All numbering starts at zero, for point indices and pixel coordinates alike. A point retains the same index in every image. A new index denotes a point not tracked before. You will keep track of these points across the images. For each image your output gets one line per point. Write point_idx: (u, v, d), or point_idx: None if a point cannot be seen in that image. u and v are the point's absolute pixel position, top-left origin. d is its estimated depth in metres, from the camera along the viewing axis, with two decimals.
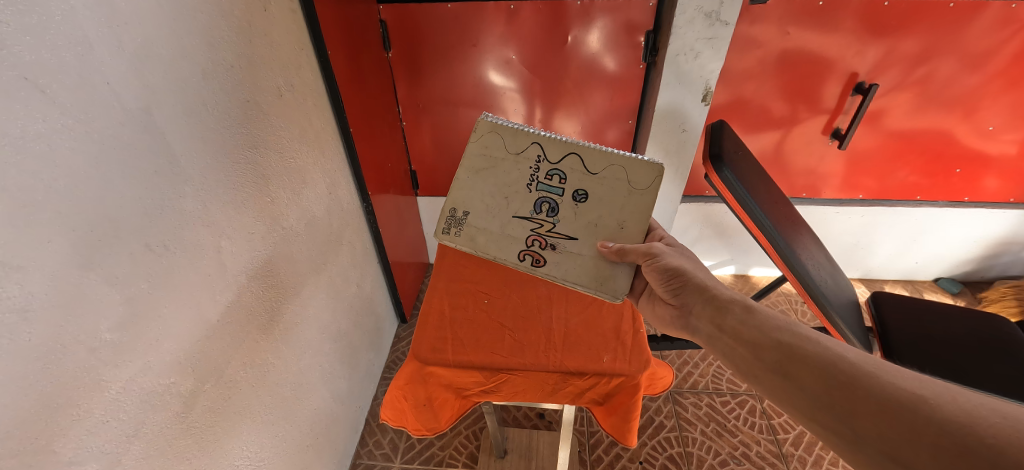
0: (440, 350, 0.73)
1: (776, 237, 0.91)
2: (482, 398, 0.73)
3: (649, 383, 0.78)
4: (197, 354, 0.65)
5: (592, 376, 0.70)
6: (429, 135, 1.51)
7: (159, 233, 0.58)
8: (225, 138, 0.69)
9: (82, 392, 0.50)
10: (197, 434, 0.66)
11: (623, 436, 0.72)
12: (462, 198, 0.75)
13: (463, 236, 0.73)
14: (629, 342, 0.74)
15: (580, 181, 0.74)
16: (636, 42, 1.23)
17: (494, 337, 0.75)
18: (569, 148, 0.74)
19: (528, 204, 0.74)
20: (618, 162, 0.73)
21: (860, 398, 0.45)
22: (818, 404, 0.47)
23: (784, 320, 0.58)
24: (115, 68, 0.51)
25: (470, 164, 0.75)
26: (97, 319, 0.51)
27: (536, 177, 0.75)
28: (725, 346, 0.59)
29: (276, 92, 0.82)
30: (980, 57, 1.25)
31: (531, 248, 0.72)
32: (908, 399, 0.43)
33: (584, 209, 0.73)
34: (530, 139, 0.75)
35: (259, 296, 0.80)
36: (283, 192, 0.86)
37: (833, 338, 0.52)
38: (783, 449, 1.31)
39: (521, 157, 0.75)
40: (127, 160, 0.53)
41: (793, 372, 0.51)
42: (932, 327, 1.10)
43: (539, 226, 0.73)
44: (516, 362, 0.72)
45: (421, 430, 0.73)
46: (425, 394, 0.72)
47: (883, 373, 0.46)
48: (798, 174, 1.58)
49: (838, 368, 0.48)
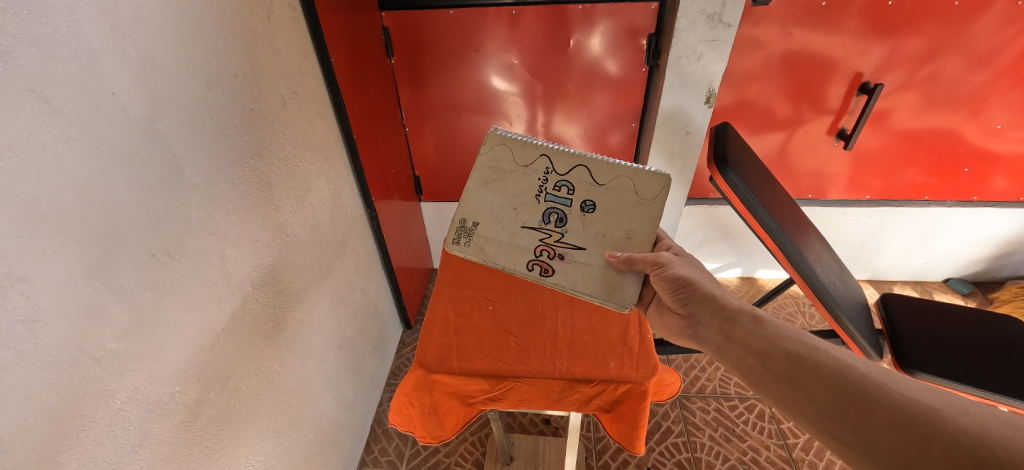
0: (446, 357, 0.72)
1: (784, 239, 0.90)
2: (488, 406, 0.71)
3: (657, 389, 0.77)
4: (202, 362, 0.65)
5: (599, 383, 0.70)
6: (432, 140, 1.51)
7: (164, 242, 0.58)
8: (229, 147, 0.69)
9: (87, 402, 0.50)
10: (202, 442, 0.66)
11: (630, 444, 0.69)
12: (471, 208, 0.75)
13: (472, 245, 0.73)
14: (636, 348, 0.73)
15: (588, 192, 0.73)
16: (638, 46, 1.23)
17: (499, 344, 0.75)
18: (577, 159, 0.74)
19: (537, 214, 0.74)
20: (624, 174, 0.73)
21: (870, 409, 0.44)
22: (827, 414, 0.47)
23: (793, 330, 0.57)
24: (120, 79, 0.51)
25: (479, 176, 0.75)
26: (103, 328, 0.51)
27: (544, 187, 0.74)
28: (734, 356, 0.58)
29: (280, 100, 0.82)
30: (986, 56, 1.24)
31: (539, 258, 0.72)
32: (919, 410, 0.42)
33: (592, 220, 0.72)
34: (538, 152, 0.75)
35: (264, 304, 0.80)
36: (288, 199, 0.86)
37: (842, 348, 0.51)
38: (793, 454, 1.29)
39: (530, 169, 0.75)
40: (133, 170, 0.53)
41: (802, 382, 0.50)
42: (944, 330, 1.09)
43: (548, 236, 0.73)
44: (523, 369, 0.71)
45: (426, 438, 0.71)
46: (430, 402, 0.71)
47: (893, 384, 0.45)
48: (804, 175, 1.56)
49: (847, 379, 0.47)
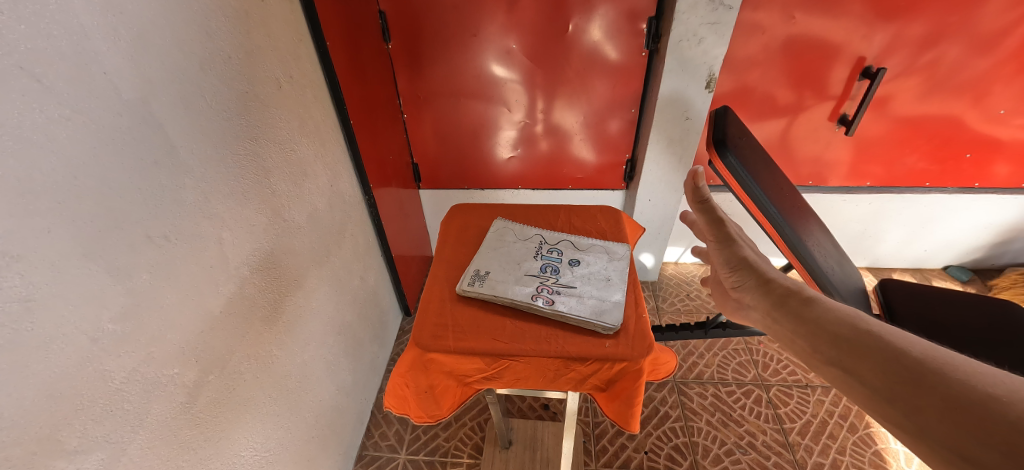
0: (440, 336, 0.67)
1: (783, 224, 0.89)
2: (483, 384, 0.71)
3: (652, 369, 0.76)
4: (200, 345, 0.66)
5: (595, 361, 0.65)
6: (431, 127, 1.50)
7: (160, 224, 0.58)
8: (224, 131, 0.69)
9: (86, 382, 0.50)
10: (202, 424, 0.66)
11: (626, 422, 0.71)
12: (482, 261, 0.77)
13: (486, 285, 0.72)
14: (634, 326, 0.68)
15: (576, 253, 0.79)
16: (638, 30, 1.22)
17: (493, 322, 0.68)
18: (563, 235, 0.84)
19: (534, 265, 0.76)
20: (603, 244, 0.82)
21: (926, 394, 0.37)
22: (880, 400, 0.40)
23: (849, 309, 0.48)
24: (111, 58, 0.51)
25: (489, 243, 0.81)
26: (99, 309, 0.51)
27: (540, 250, 0.80)
28: (786, 338, 0.52)
29: (275, 83, 0.81)
30: (991, 40, 1.22)
31: (540, 292, 0.70)
32: (981, 395, 0.34)
33: (581, 269, 0.76)
34: (534, 230, 0.84)
35: (262, 288, 0.80)
36: (284, 185, 0.86)
37: (902, 329, 0.43)
38: (790, 438, 1.30)
39: (526, 240, 0.82)
40: (126, 150, 0.53)
41: (850, 365, 0.43)
42: (946, 315, 1.08)
43: (544, 279, 0.73)
44: (517, 348, 0.65)
45: (423, 418, 0.73)
46: (426, 382, 0.70)
47: (955, 368, 0.37)
48: (804, 162, 1.55)
49: (900, 361, 0.40)
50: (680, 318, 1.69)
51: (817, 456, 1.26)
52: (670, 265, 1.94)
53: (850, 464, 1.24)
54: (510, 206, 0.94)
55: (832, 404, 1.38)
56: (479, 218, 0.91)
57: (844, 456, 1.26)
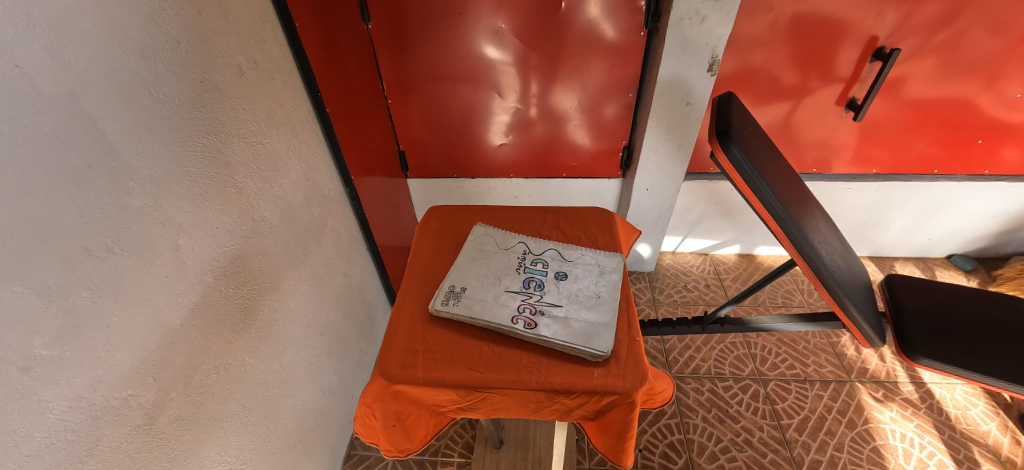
0: (409, 365, 0.62)
1: (788, 221, 0.83)
2: (459, 415, 0.67)
3: (647, 398, 0.71)
4: (159, 362, 0.61)
5: (581, 394, 0.60)
6: (417, 114, 1.42)
7: (101, 235, 0.52)
8: (173, 128, 0.62)
9: (18, 416, 0.44)
10: (164, 444, 0.62)
11: (616, 451, 0.68)
12: (460, 276, 0.71)
13: (462, 305, 0.67)
14: (624, 353, 0.63)
15: (563, 265, 0.74)
16: (636, 7, 1.13)
17: (469, 349, 0.63)
18: (548, 244, 0.78)
19: (516, 281, 0.71)
20: (592, 254, 0.76)
21: None
22: None
23: None
24: (25, 48, 0.43)
25: (466, 255, 0.75)
26: (29, 336, 0.45)
27: (523, 263, 0.74)
28: None
29: (237, 71, 0.74)
30: (1014, 18, 1.14)
31: (522, 313, 0.65)
32: None
33: (568, 284, 0.71)
34: (516, 239, 0.79)
35: (230, 295, 0.75)
36: (251, 182, 0.79)
37: None
38: (786, 434, 1.28)
39: (508, 250, 0.77)
40: (53, 154, 0.46)
41: None
42: (950, 312, 1.04)
43: (527, 297, 0.68)
44: (493, 380, 0.60)
45: (393, 451, 0.70)
46: (396, 414, 0.65)
47: None
48: (809, 147, 1.48)
49: None
50: (677, 311, 1.66)
51: (814, 454, 1.24)
52: (666, 254, 1.89)
53: (848, 461, 1.22)
54: (493, 209, 0.88)
55: (831, 399, 1.36)
56: (459, 223, 0.85)
57: (842, 453, 1.24)
